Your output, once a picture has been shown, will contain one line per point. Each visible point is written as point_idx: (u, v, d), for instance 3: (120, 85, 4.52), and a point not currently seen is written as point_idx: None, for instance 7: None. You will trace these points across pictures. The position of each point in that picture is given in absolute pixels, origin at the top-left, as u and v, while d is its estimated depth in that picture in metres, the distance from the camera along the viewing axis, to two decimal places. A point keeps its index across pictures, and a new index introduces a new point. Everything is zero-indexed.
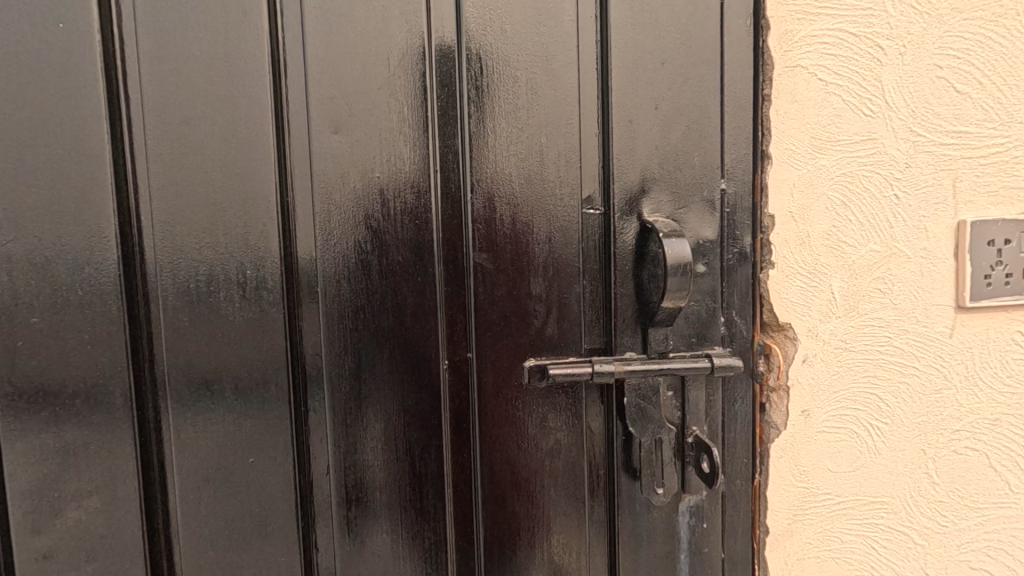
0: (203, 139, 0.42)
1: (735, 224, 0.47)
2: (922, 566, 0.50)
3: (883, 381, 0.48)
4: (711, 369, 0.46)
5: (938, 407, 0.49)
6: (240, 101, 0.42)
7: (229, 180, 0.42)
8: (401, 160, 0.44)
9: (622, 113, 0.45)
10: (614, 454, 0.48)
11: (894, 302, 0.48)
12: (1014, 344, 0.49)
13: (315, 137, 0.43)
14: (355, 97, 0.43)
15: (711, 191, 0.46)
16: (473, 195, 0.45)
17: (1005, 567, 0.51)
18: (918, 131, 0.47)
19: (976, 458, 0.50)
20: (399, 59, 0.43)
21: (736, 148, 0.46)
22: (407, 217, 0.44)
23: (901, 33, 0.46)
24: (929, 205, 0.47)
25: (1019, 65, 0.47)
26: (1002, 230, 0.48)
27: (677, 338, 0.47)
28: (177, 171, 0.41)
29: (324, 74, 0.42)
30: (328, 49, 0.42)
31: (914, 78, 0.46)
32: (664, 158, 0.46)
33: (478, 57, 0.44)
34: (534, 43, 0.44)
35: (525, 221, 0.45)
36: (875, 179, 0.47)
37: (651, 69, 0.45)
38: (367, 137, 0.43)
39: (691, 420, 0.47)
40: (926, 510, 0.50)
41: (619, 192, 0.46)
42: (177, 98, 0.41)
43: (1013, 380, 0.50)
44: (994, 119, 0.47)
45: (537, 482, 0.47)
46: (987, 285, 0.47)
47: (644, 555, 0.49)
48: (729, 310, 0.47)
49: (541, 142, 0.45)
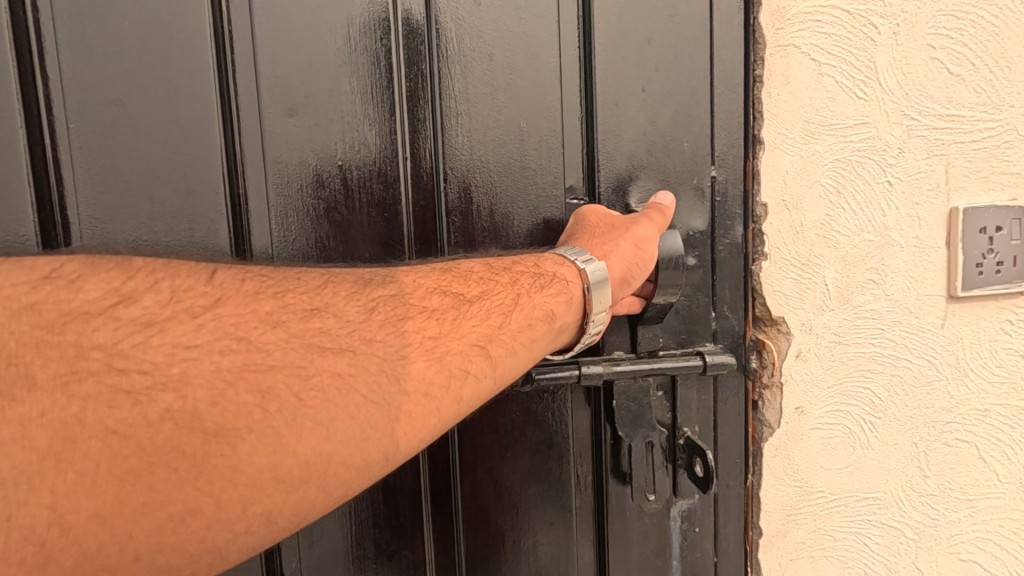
0: (137, 123, 0.37)
1: (725, 214, 0.45)
2: (913, 561, 0.49)
3: (877, 374, 0.47)
4: (704, 367, 0.44)
5: (929, 399, 0.48)
6: (180, 80, 0.37)
7: (171, 171, 0.37)
8: (367, 145, 0.40)
9: (607, 95, 0.42)
10: (602, 459, 0.45)
11: (887, 293, 0.46)
12: (1003, 333, 0.48)
13: (269, 120, 0.38)
14: (314, 75, 0.38)
15: (701, 179, 0.44)
16: (447, 184, 0.41)
17: (993, 557, 0.51)
18: (911, 115, 0.45)
19: (966, 450, 0.49)
20: (361, 33, 0.39)
21: (727, 133, 0.44)
22: (374, 210, 0.40)
23: (895, 11, 0.44)
24: (921, 191, 0.46)
25: (1011, 47, 0.46)
26: (994, 217, 0.46)
27: (667, 335, 0.45)
28: (109, 160, 0.36)
29: (276, 50, 0.38)
30: (278, 21, 0.38)
31: (908, 60, 0.44)
32: (653, 144, 0.43)
33: (450, 31, 0.40)
34: (511, 17, 0.40)
35: (504, 213, 0.42)
36: (868, 165, 0.45)
37: (637, 47, 0.42)
38: (328, 120, 0.39)
39: (682, 421, 0.45)
40: (918, 503, 0.49)
41: (605, 179, 0.43)
42: (105, 74, 0.36)
43: (1002, 370, 0.49)
44: (986, 103, 0.46)
45: (522, 492, 0.44)
46: (979, 273, 0.46)
47: (636, 564, 0.46)
48: (720, 304, 0.45)
49: (521, 125, 0.41)
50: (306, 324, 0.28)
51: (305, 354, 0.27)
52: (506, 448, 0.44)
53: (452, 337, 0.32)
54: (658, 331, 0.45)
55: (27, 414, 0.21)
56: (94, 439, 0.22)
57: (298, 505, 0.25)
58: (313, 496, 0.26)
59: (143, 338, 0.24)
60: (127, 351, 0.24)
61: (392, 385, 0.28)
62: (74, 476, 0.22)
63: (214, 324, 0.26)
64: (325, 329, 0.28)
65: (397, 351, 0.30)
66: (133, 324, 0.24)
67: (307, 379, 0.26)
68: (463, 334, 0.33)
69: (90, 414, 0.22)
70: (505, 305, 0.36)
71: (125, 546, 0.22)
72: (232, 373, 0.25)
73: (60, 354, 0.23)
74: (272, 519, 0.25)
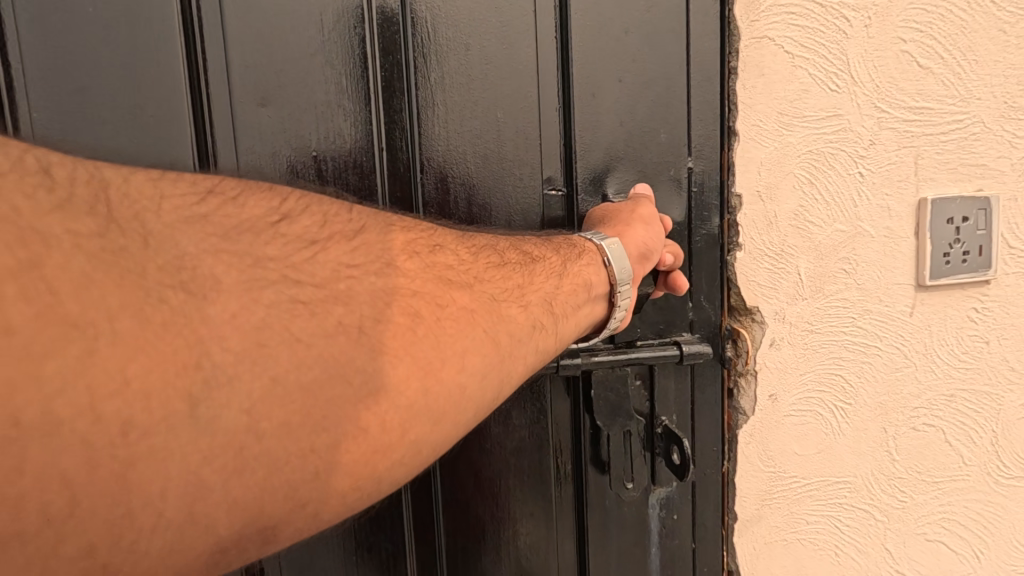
0: (103, 108, 0.36)
1: (702, 204, 0.45)
2: (883, 541, 0.51)
3: (848, 362, 0.48)
4: (680, 356, 0.45)
5: (898, 385, 0.49)
6: (149, 66, 0.36)
7: (133, 157, 0.36)
8: (342, 135, 0.39)
9: (587, 85, 0.42)
10: (582, 449, 0.45)
11: (858, 282, 0.47)
12: (969, 321, 0.50)
13: (240, 109, 0.37)
14: (287, 64, 0.38)
15: (677, 170, 0.44)
16: (424, 177, 0.41)
17: (957, 536, 0.52)
18: (881, 107, 0.46)
19: (933, 434, 0.50)
20: (334, 20, 0.38)
21: (703, 125, 0.44)
22: (348, 203, 0.40)
23: (867, 4, 0.44)
24: (891, 183, 0.47)
25: (980, 40, 0.46)
26: (960, 208, 0.47)
27: (645, 326, 0.45)
28: (70, 136, 0.35)
29: (247, 37, 0.37)
30: (248, 6, 0.37)
31: (879, 53, 0.45)
32: (630, 135, 0.43)
33: (427, 20, 0.40)
34: (489, 5, 0.40)
35: (482, 204, 0.42)
36: (841, 156, 0.46)
37: (614, 37, 0.42)
38: (301, 110, 0.39)
39: (660, 410, 0.46)
40: (887, 486, 0.50)
41: (584, 171, 0.43)
42: (69, 60, 0.35)
43: (967, 356, 0.50)
44: (954, 96, 0.47)
45: (502, 481, 0.45)
46: (946, 263, 0.48)
47: (614, 553, 0.47)
48: (696, 294, 0.46)
49: (499, 116, 0.41)
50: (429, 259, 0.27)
51: (439, 286, 0.26)
52: (484, 440, 0.44)
53: (531, 289, 0.31)
54: (637, 322, 0.45)
55: (220, 316, 0.19)
56: (284, 344, 0.20)
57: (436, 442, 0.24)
58: (449, 428, 0.24)
59: (307, 254, 0.23)
60: (299, 266, 0.22)
61: (500, 324, 0.27)
62: (267, 383, 0.20)
63: (366, 249, 0.25)
64: (449, 266, 0.28)
65: (498, 292, 0.29)
66: (301, 241, 0.23)
67: (440, 309, 0.25)
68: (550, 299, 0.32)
69: (277, 319, 0.20)
70: (559, 268, 0.35)
71: (307, 464, 0.20)
72: (387, 295, 0.24)
73: (239, 261, 0.21)
74: (411, 453, 0.23)
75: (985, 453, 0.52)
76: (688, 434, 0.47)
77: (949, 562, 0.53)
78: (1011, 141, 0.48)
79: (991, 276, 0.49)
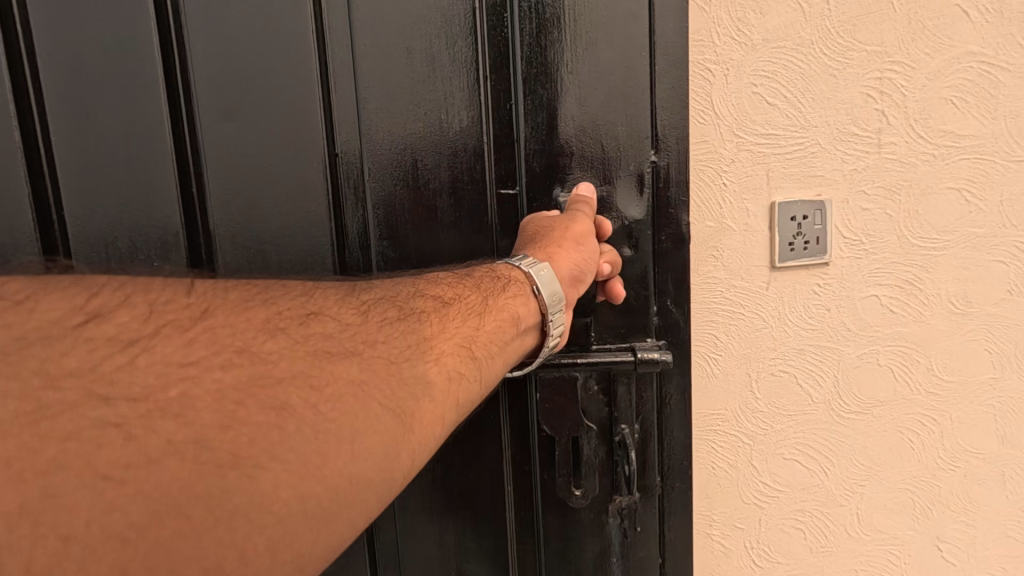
0: (109, 130, 0.52)
1: (661, 209, 0.60)
2: (749, 459, 0.68)
3: (717, 323, 0.64)
4: (634, 363, 0.60)
5: (758, 341, 0.66)
6: (137, 94, 0.52)
7: (132, 164, 0.53)
8: (297, 182, 0.56)
9: (539, 85, 0.57)
10: (552, 452, 0.62)
11: (724, 264, 0.63)
12: (813, 293, 0.66)
13: (211, 122, 0.54)
14: (260, 101, 0.54)
15: (641, 164, 0.59)
16: (371, 174, 0.57)
17: (808, 456, 0.69)
18: (739, 134, 0.61)
19: (787, 378, 0.67)
20: (290, 49, 0.54)
21: (664, 112, 0.58)
22: (308, 195, 0.56)
23: (725, 59, 0.60)
24: (748, 190, 0.62)
25: (815, 83, 0.62)
26: (801, 208, 0.63)
27: (610, 334, 0.61)
28: (88, 153, 0.53)
29: (217, 66, 0.53)
30: (214, 41, 0.53)
31: (736, 94, 0.61)
32: (588, 128, 0.58)
33: (362, 44, 0.55)
34: (432, 24, 0.55)
35: (429, 197, 0.58)
36: (708, 171, 0.62)
37: (569, 38, 0.56)
38: (259, 125, 0.54)
39: (620, 420, 0.62)
40: (751, 417, 0.67)
41: (539, 159, 0.58)
42: (86, 97, 0.52)
43: (812, 319, 0.66)
44: (795, 125, 0.62)
45: (490, 451, 0.62)
46: (791, 249, 0.64)
47: (588, 545, 0.64)
48: (660, 293, 0.61)
49: (411, 163, 0.57)
50: (306, 329, 0.36)
51: (307, 366, 0.34)
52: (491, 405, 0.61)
53: (443, 339, 0.43)
54: (600, 326, 0.61)
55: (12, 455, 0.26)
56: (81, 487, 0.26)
57: (317, 541, 0.31)
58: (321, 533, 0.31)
59: (123, 365, 0.30)
60: (114, 379, 0.29)
61: (400, 390, 0.37)
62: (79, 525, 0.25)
63: (208, 343, 0.32)
64: (326, 334, 0.37)
65: (395, 352, 0.39)
66: (120, 352, 0.30)
67: (320, 391, 0.33)
68: (443, 356, 0.41)
69: (86, 450, 0.27)
70: (478, 308, 0.47)
71: None
72: (232, 397, 0.30)
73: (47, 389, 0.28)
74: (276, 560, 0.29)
75: (829, 393, 0.68)
76: (644, 442, 0.63)
77: (803, 474, 0.69)
78: (842, 157, 0.64)
79: (828, 259, 0.65)
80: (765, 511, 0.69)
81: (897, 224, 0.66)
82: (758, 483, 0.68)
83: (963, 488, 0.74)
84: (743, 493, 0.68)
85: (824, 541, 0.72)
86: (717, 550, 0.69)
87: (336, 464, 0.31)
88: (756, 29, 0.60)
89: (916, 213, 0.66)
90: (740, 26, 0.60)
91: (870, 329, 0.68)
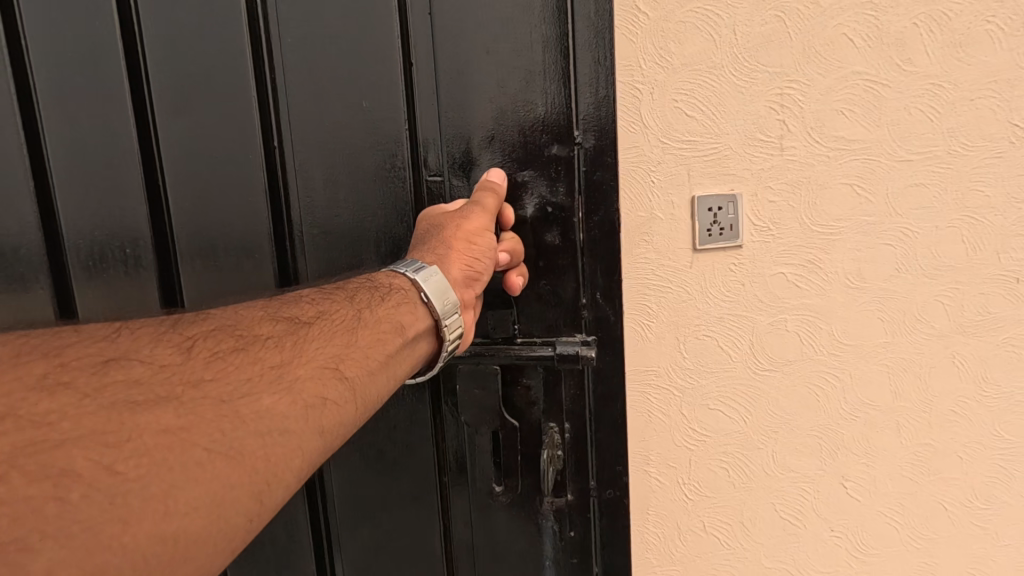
0: (90, 138, 0.68)
1: (586, 202, 0.67)
2: (679, 408, 0.82)
3: (650, 295, 0.79)
4: (552, 356, 0.69)
5: (685, 310, 0.80)
6: (110, 110, 0.67)
7: (106, 164, 0.68)
8: (243, 209, 0.69)
9: (455, 76, 0.65)
10: (486, 441, 0.73)
11: (654, 247, 0.78)
12: (730, 271, 0.80)
13: (168, 122, 0.68)
14: (207, 104, 0.67)
15: (564, 147, 0.66)
16: (300, 160, 0.68)
17: (730, 407, 0.84)
18: (665, 140, 0.76)
19: (710, 341, 0.81)
20: (231, 59, 0.66)
21: (586, 95, 0.65)
22: (244, 182, 0.68)
23: (651, 80, 0.74)
24: (673, 186, 0.77)
25: (727, 99, 0.76)
26: (717, 200, 0.78)
27: (537, 328, 0.70)
28: (75, 158, 0.68)
29: (170, 78, 0.67)
30: (165, 61, 0.67)
31: (660, 108, 0.75)
32: (509, 113, 0.66)
33: (291, 49, 0.66)
34: (351, 28, 0.65)
35: (358, 177, 0.68)
36: (639, 171, 0.76)
37: (485, 32, 0.64)
38: (204, 122, 0.67)
39: (547, 419, 0.72)
40: (680, 373, 0.81)
41: (457, 144, 0.67)
42: (74, 114, 0.68)
43: (730, 293, 0.81)
44: (710, 132, 0.77)
45: (428, 438, 0.73)
46: (709, 234, 0.78)
47: (523, 527, 0.74)
48: (591, 285, 0.69)
49: (342, 149, 0.68)
50: (103, 381, 0.38)
51: (128, 409, 0.36)
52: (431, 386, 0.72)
53: (296, 365, 0.45)
54: (525, 316, 0.70)
55: None
56: None
57: (188, 554, 0.34)
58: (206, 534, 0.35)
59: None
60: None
61: (241, 429, 0.39)
62: None
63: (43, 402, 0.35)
64: (138, 383, 0.39)
65: (224, 389, 0.41)
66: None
67: (119, 448, 0.35)
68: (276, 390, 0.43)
69: None
70: (350, 328, 0.52)
71: None
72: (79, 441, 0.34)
73: None
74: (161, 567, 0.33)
75: (746, 354, 0.83)
76: (568, 434, 0.72)
77: (726, 422, 0.84)
78: (751, 159, 0.78)
79: (741, 243, 0.80)
80: (694, 452, 0.84)
81: (798, 213, 0.81)
82: (687, 429, 0.83)
83: (864, 435, 0.88)
84: (675, 437, 0.83)
85: (746, 479, 0.86)
86: (654, 484, 0.84)
87: (142, 526, 0.33)
88: (676, 55, 0.74)
89: (815, 205, 0.81)
90: (661, 54, 0.74)
91: (780, 301, 0.82)
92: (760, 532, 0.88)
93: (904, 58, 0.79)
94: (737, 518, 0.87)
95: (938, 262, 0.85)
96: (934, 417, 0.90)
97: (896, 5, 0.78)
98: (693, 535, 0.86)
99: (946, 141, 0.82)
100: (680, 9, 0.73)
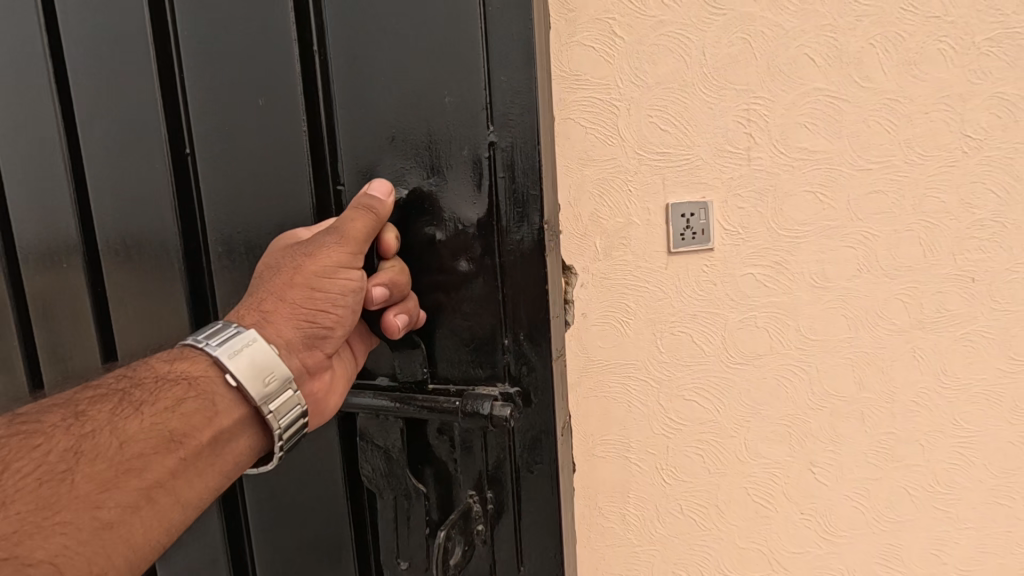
0: (27, 148, 0.81)
1: (498, 227, 0.63)
2: (656, 398, 0.89)
3: (629, 294, 0.86)
4: (458, 405, 0.65)
5: (661, 307, 0.87)
6: (37, 126, 0.80)
7: (38, 172, 0.81)
8: (155, 213, 0.77)
9: (361, 79, 0.65)
10: (409, 497, 0.70)
11: (632, 249, 0.85)
12: (703, 271, 0.87)
13: (91, 132, 0.78)
14: (121, 117, 0.76)
15: (479, 151, 0.62)
16: (224, 160, 0.73)
17: (703, 397, 0.90)
18: (641, 152, 0.83)
19: (685, 336, 0.88)
20: (134, 73, 0.74)
21: (488, 97, 0.61)
22: (153, 187, 0.76)
23: (627, 97, 0.81)
24: (649, 194, 0.84)
25: (696, 114, 0.83)
26: (690, 206, 0.84)
27: (462, 358, 0.67)
28: (20, 167, 0.83)
29: (89, 95, 0.77)
30: (85, 81, 0.77)
31: (636, 123, 0.82)
32: (420, 112, 0.63)
33: (208, 61, 0.71)
34: (258, 38, 0.68)
35: (282, 178, 0.70)
36: (617, 181, 0.83)
37: (385, 31, 0.63)
38: (119, 133, 0.77)
39: (463, 480, 0.68)
40: (657, 366, 0.88)
41: (373, 145, 0.66)
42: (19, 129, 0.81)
43: (703, 292, 0.88)
44: (683, 144, 0.83)
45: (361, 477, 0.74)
46: (683, 238, 0.85)
47: None
48: (509, 308, 0.64)
49: (264, 149, 0.70)
50: None
51: None
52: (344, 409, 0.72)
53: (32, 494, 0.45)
54: (449, 343, 0.67)
55: None
56: None
57: None
58: None
59: None
60: None
61: None
62: None
63: None
64: None
65: (112, 449, 0.49)
66: None
67: None
68: (160, 466, 0.50)
69: None
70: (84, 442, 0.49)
71: None
72: None
73: None
74: None
75: (718, 348, 0.90)
76: (488, 498, 0.68)
77: (700, 412, 0.91)
78: (721, 168, 0.85)
79: (712, 246, 0.86)
80: (670, 440, 0.91)
81: (766, 219, 0.87)
82: (664, 417, 0.90)
83: (830, 424, 0.95)
84: (653, 425, 0.90)
85: (720, 464, 0.93)
86: (634, 469, 0.90)
87: None
88: (649, 75, 0.81)
89: (781, 210, 0.88)
90: (636, 74, 0.81)
91: (749, 299, 0.89)
92: (733, 514, 0.95)
93: (863, 75, 0.86)
94: (712, 501, 0.94)
95: (897, 262, 0.92)
96: (897, 407, 0.96)
97: (854, 27, 0.85)
98: (671, 517, 0.93)
99: (903, 151, 0.89)
100: (653, 32, 0.80)
